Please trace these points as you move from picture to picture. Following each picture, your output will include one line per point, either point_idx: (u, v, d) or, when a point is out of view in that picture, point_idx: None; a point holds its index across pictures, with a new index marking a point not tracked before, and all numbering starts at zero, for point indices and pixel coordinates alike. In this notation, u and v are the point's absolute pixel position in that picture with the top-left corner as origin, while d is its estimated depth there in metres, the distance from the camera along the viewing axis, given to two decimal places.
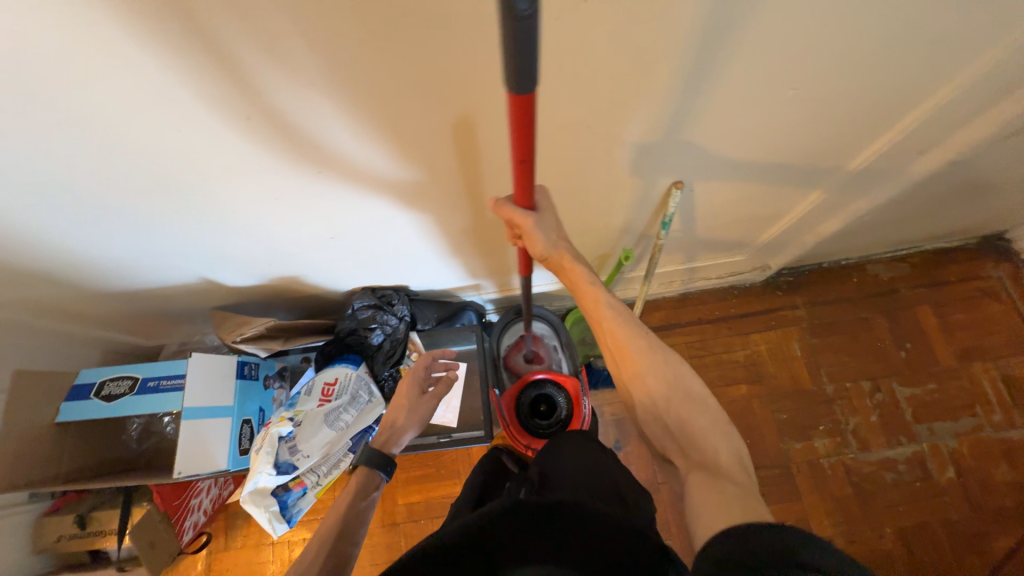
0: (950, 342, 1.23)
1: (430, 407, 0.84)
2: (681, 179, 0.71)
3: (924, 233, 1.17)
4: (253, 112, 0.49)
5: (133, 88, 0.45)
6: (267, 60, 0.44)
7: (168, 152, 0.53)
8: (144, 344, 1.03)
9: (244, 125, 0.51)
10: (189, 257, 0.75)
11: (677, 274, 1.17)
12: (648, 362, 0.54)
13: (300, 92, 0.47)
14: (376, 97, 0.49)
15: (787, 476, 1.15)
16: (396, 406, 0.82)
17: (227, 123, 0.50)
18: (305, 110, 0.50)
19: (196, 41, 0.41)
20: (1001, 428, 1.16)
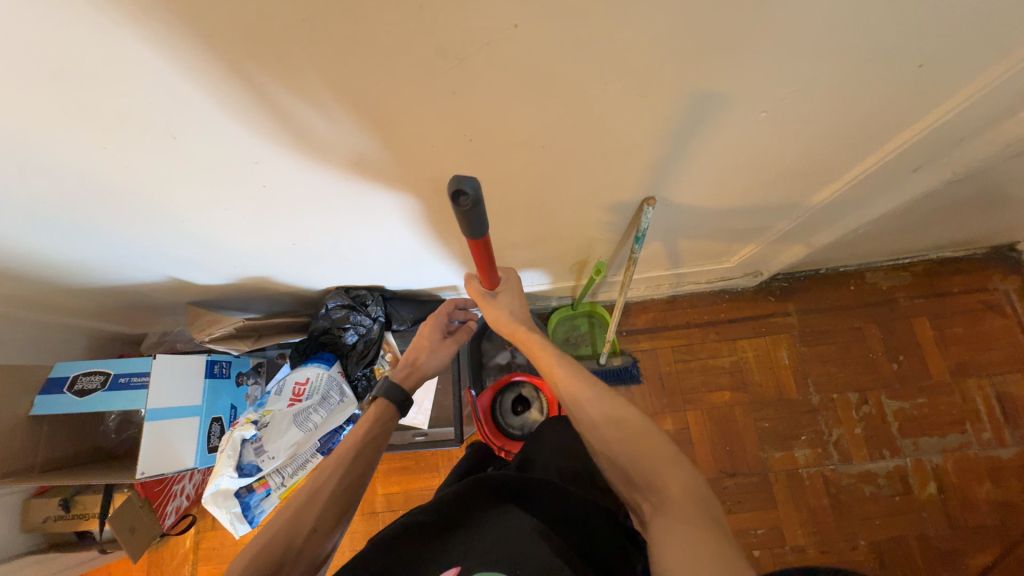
0: (945, 356, 1.19)
1: (449, 349, 0.83)
2: (654, 194, 0.68)
3: (928, 242, 1.11)
4: (180, 132, 0.47)
5: (42, 109, 0.42)
6: (183, 81, 0.40)
7: (100, 169, 0.51)
8: (131, 334, 1.04)
9: (174, 144, 0.48)
10: (152, 260, 0.74)
11: (665, 278, 1.13)
12: (592, 395, 0.52)
13: (232, 112, 0.45)
14: (313, 118, 0.46)
15: (765, 484, 1.14)
16: (416, 346, 0.80)
17: (157, 143, 0.48)
18: (239, 130, 0.47)
19: (98, 66, 0.38)
20: (989, 446, 1.13)
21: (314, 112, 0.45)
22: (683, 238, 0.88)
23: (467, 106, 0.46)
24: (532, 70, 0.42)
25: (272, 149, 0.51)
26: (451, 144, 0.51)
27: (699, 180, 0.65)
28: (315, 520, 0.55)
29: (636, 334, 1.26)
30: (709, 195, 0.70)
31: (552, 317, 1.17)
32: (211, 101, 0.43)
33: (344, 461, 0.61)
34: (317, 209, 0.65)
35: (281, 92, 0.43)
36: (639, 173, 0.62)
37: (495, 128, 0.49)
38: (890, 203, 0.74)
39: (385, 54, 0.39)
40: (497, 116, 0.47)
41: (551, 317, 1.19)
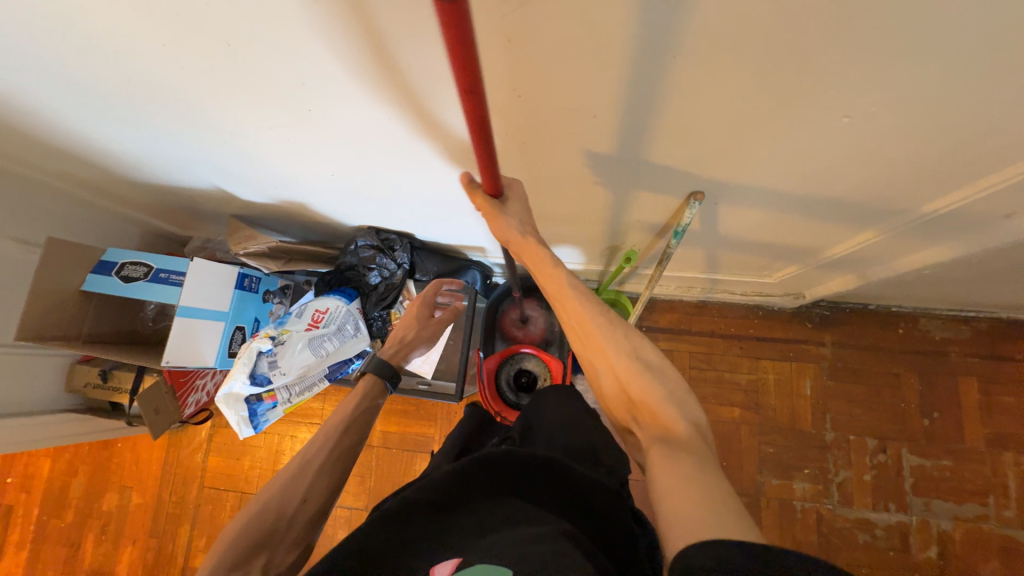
0: (986, 424, 1.10)
1: (433, 327, 0.88)
2: (703, 190, 0.63)
3: (1003, 299, 1.00)
4: (234, 39, 0.47)
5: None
6: None
7: (155, 61, 0.52)
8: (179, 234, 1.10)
9: (226, 49, 0.49)
10: (201, 167, 0.77)
11: (698, 281, 1.08)
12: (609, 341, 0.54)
13: (285, 24, 0.44)
14: (366, 43, 0.45)
15: (754, 507, 1.12)
16: (406, 324, 0.84)
17: (215, 50, 0.49)
18: (290, 47, 0.47)
19: None
20: (1009, 525, 1.05)
21: (366, 36, 0.44)
22: (726, 243, 0.83)
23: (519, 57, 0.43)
24: (595, 26, 0.38)
25: (320, 72, 0.50)
26: (498, 97, 0.49)
27: (756, 182, 0.60)
28: (306, 490, 0.58)
29: (656, 333, 1.22)
30: (764, 201, 0.65)
31: None
32: (267, 8, 0.43)
33: (332, 430, 0.64)
34: (360, 145, 0.64)
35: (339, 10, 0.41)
36: (695, 163, 0.58)
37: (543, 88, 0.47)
38: (968, 247, 0.67)
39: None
40: (550, 74, 0.44)
41: None
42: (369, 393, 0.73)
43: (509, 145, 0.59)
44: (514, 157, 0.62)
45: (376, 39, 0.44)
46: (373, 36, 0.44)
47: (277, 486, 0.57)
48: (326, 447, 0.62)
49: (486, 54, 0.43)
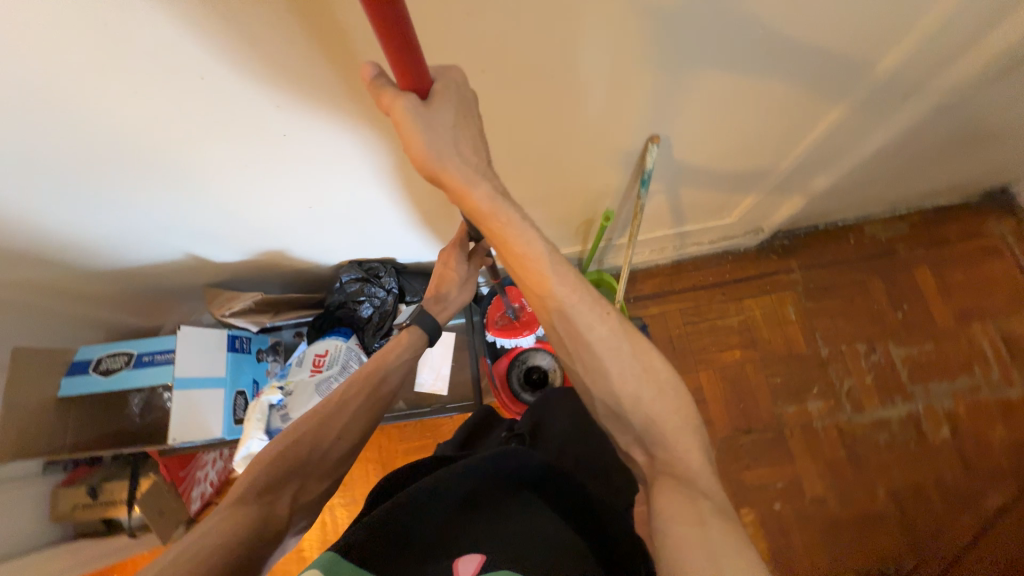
0: (948, 303, 1.21)
1: (476, 283, 0.80)
2: (658, 134, 0.71)
3: (922, 188, 1.14)
4: (210, 71, 0.49)
5: (71, 44, 0.44)
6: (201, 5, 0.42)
7: (121, 114, 0.52)
8: (143, 327, 1.02)
9: (198, 83, 0.50)
10: (170, 234, 0.76)
11: (669, 240, 1.15)
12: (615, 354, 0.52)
13: (261, 45, 0.47)
14: (338, 50, 0.48)
15: (782, 440, 1.15)
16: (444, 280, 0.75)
17: (191, 86, 0.50)
18: (268, 69, 0.50)
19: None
20: (999, 386, 1.14)
21: (337, 42, 0.48)
22: (685, 189, 0.91)
23: (477, 29, 0.48)
24: None
25: (299, 90, 0.53)
26: (463, 78, 0.54)
27: (699, 112, 0.68)
28: (340, 430, 0.58)
29: (645, 301, 1.28)
30: (709, 132, 0.73)
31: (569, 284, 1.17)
32: (244, 31, 0.45)
33: (372, 384, 0.63)
34: (336, 167, 0.66)
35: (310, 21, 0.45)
36: (644, 105, 0.64)
37: (503, 55, 0.52)
38: (882, 135, 0.78)
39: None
40: (507, 42, 0.50)
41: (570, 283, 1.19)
42: (411, 345, 0.69)
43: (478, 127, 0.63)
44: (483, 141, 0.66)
45: (346, 43, 0.48)
46: (345, 40, 0.47)
47: (315, 415, 0.57)
48: (360, 399, 0.61)
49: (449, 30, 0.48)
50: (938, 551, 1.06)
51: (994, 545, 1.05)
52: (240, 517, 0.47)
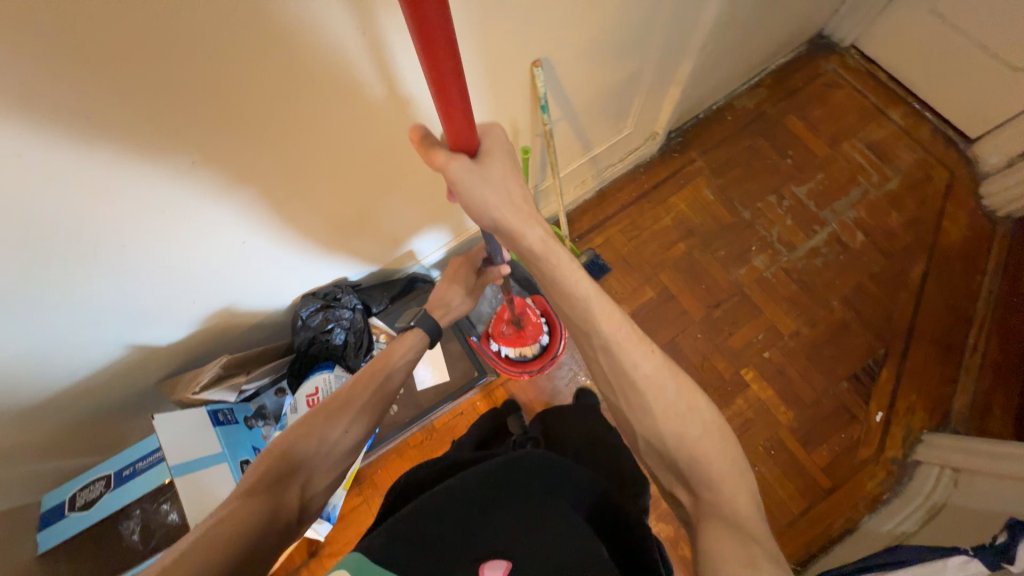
0: (819, 136, 1.41)
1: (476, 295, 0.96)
2: (538, 58, 0.77)
3: (761, 51, 1.33)
4: (91, 111, 0.46)
5: None
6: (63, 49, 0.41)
7: (12, 200, 0.49)
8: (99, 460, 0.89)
9: (84, 137, 0.48)
10: (104, 328, 0.70)
11: (585, 169, 1.23)
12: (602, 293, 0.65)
13: (139, 71, 0.46)
14: (217, 52, 0.48)
15: (745, 299, 1.29)
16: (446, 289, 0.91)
17: (74, 136, 0.47)
18: (152, 96, 0.48)
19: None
20: (881, 184, 1.35)
21: (216, 44, 0.47)
22: (581, 110, 0.99)
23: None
24: None
25: (190, 109, 0.52)
26: (350, 47, 0.56)
27: (564, 32, 0.75)
28: (347, 423, 0.65)
29: (588, 235, 1.36)
30: (579, 48, 0.81)
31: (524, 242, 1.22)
32: (115, 61, 0.44)
33: (378, 381, 0.72)
34: (254, 188, 0.66)
35: (181, 30, 0.44)
36: (517, 38, 0.70)
37: (381, 16, 0.55)
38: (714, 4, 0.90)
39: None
40: (375, 4, 0.53)
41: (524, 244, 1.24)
42: (413, 347, 0.81)
43: (378, 104, 0.66)
44: (387, 117, 0.69)
45: (225, 43, 0.48)
46: (223, 41, 0.47)
47: (321, 412, 0.65)
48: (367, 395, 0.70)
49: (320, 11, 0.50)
50: (894, 329, 1.25)
51: (928, 306, 1.25)
52: (253, 504, 0.51)
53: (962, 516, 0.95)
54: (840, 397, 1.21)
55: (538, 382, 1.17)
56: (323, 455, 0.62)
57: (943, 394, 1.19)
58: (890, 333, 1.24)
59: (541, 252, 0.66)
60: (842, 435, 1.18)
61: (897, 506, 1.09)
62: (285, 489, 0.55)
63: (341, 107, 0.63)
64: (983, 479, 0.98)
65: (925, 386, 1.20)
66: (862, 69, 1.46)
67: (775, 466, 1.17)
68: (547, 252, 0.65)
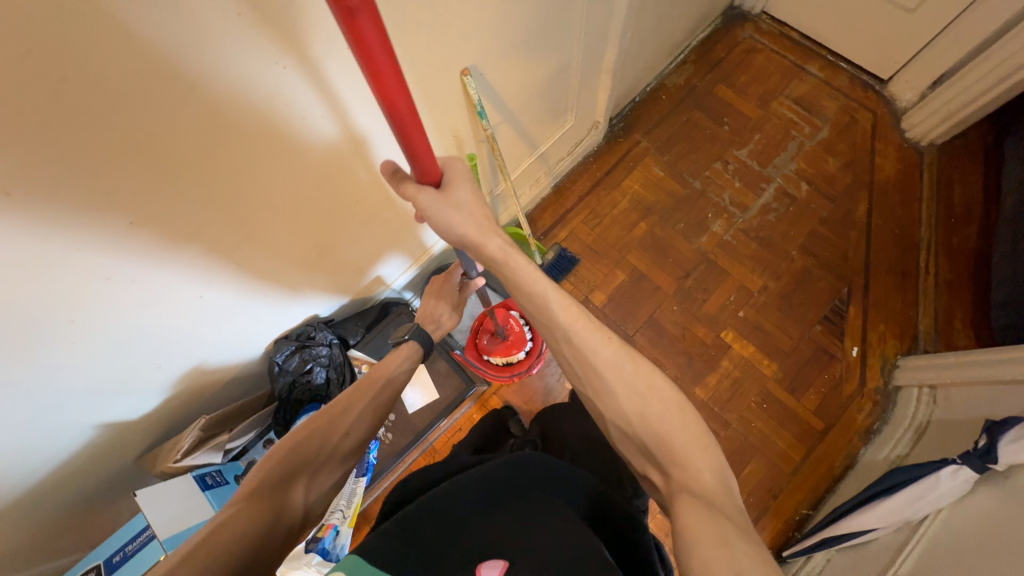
0: (749, 99, 1.48)
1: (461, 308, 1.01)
2: (466, 67, 0.79)
3: (679, 30, 1.39)
4: (13, 187, 0.45)
5: None
6: None
7: None
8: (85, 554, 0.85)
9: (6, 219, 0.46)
10: (67, 414, 0.67)
11: (536, 167, 1.26)
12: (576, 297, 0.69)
13: (56, 138, 0.44)
14: (136, 107, 0.47)
15: (711, 264, 1.34)
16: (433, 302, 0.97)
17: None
18: (75, 161, 0.47)
19: None
20: (813, 135, 1.43)
21: (134, 100, 0.47)
22: (518, 111, 1.01)
23: (262, 29, 0.51)
24: None
25: (118, 169, 0.50)
26: (272, 82, 0.56)
27: (485, 38, 0.77)
28: (347, 425, 0.71)
29: (552, 230, 1.38)
30: (503, 51, 0.83)
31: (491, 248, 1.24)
32: (25, 138, 0.43)
33: (374, 384, 0.79)
34: (200, 240, 0.65)
35: (93, 89, 0.44)
36: (440, 51, 0.71)
37: (299, 47, 0.55)
38: None
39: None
40: (289, 40, 0.53)
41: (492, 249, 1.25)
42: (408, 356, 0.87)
43: (313, 136, 0.66)
44: (325, 147, 0.69)
45: (142, 97, 0.47)
46: (138, 98, 0.47)
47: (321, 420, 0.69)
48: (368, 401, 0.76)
49: (231, 54, 0.50)
50: (852, 267, 1.31)
51: (878, 239, 1.32)
52: (254, 509, 0.54)
53: (946, 428, 1.01)
54: (816, 340, 1.26)
55: (528, 382, 1.18)
56: (327, 456, 0.67)
57: (909, 317, 1.25)
58: (850, 271, 1.31)
59: (501, 260, 0.71)
60: (825, 375, 1.23)
61: (888, 432, 1.14)
62: (283, 494, 0.58)
63: (275, 145, 0.62)
64: (957, 391, 1.05)
65: (890, 315, 1.26)
66: (776, 32, 1.55)
67: (770, 418, 1.21)
68: (505, 258, 0.71)
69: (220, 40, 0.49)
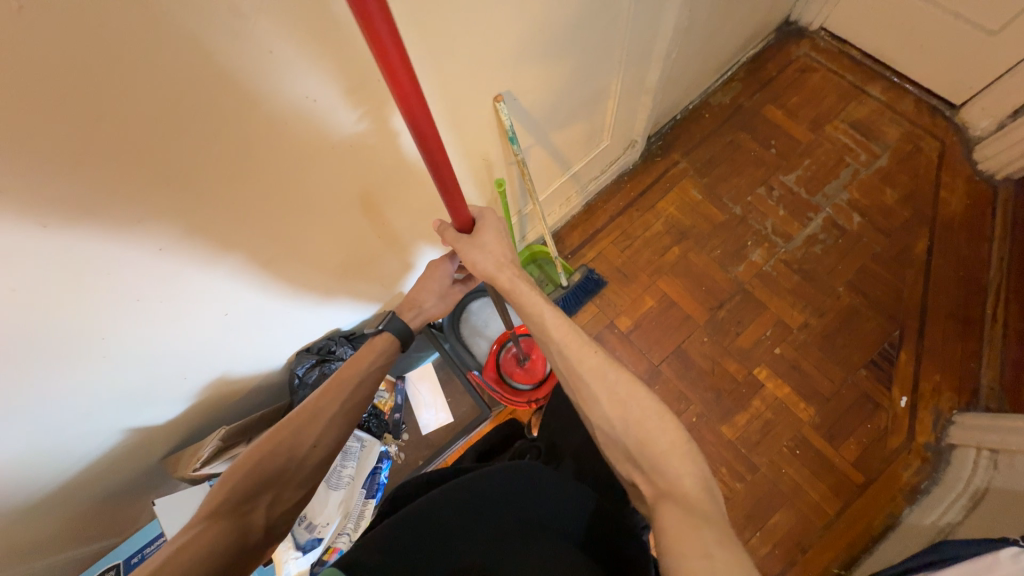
0: (800, 121, 1.39)
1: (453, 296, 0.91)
2: (499, 92, 0.77)
3: (728, 47, 1.33)
4: (48, 218, 0.46)
5: None
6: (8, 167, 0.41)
7: None
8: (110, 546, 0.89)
9: (46, 244, 0.48)
10: (100, 421, 0.70)
11: (568, 186, 1.23)
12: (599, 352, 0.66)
13: (90, 170, 0.46)
14: (176, 138, 0.49)
15: (746, 296, 1.27)
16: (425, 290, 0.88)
17: (32, 243, 0.47)
18: (108, 190, 0.48)
19: None
20: (870, 162, 1.33)
21: (161, 131, 0.47)
22: (552, 132, 0.98)
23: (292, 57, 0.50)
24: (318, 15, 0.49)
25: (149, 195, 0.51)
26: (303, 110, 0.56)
27: (521, 62, 0.75)
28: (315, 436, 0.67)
29: (580, 251, 1.35)
30: (539, 75, 0.81)
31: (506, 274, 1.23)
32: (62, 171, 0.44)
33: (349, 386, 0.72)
34: (228, 262, 0.66)
35: (126, 123, 0.45)
36: (473, 77, 0.70)
37: (329, 78, 0.55)
38: (671, 10, 0.90)
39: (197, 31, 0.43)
40: (319, 73, 0.54)
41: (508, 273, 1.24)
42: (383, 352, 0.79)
43: (345, 163, 0.66)
44: (354, 173, 0.69)
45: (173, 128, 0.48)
46: (177, 130, 0.48)
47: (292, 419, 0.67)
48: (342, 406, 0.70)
49: (265, 87, 0.51)
50: (906, 308, 1.20)
51: (938, 280, 1.22)
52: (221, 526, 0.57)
53: (1009, 499, 0.89)
54: (859, 385, 1.17)
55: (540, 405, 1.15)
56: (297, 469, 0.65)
57: (969, 369, 1.14)
58: (903, 313, 1.20)
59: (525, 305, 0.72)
60: (867, 426, 1.13)
61: (939, 496, 1.03)
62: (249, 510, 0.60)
63: (306, 172, 0.63)
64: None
65: (947, 364, 1.15)
66: (834, 50, 1.45)
67: (802, 467, 1.12)
68: (514, 287, 0.74)
69: (254, 74, 0.49)
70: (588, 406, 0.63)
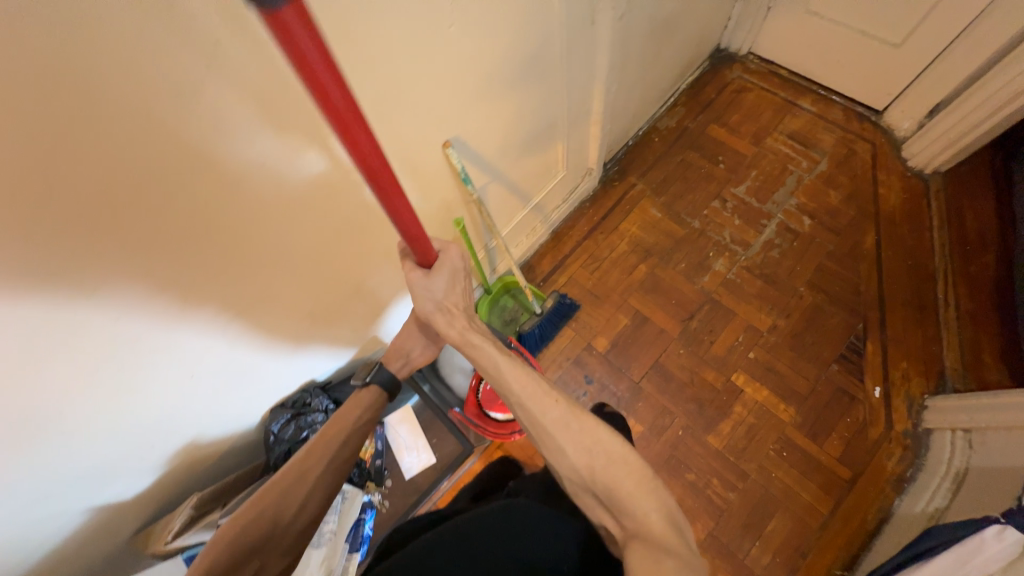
0: (743, 137, 1.49)
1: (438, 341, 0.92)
2: (448, 139, 0.81)
3: (667, 77, 1.43)
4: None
5: None
6: None
7: None
8: None
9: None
10: (62, 496, 0.68)
11: (532, 217, 1.28)
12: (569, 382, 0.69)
13: (34, 248, 0.46)
14: (128, 196, 0.50)
15: (714, 305, 1.31)
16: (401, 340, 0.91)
17: None
18: (58, 258, 0.49)
19: None
20: (812, 168, 1.42)
21: (111, 193, 0.48)
22: (507, 169, 1.03)
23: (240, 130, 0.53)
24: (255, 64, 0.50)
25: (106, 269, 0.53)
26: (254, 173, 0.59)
27: (466, 109, 0.80)
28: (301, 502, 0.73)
29: (551, 277, 1.38)
30: (485, 118, 0.86)
31: (483, 308, 1.25)
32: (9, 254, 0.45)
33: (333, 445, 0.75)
34: (189, 321, 0.66)
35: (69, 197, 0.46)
36: (421, 127, 0.74)
37: (277, 123, 0.56)
38: (603, 51, 0.97)
39: (136, 117, 0.45)
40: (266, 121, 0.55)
41: (484, 307, 1.26)
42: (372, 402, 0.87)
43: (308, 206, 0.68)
44: (316, 215, 0.71)
45: (126, 204, 0.50)
46: (129, 186, 0.49)
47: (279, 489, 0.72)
48: None
49: (217, 140, 0.52)
50: (866, 302, 1.25)
51: (890, 271, 1.28)
52: None
53: (986, 476, 0.92)
54: (833, 381, 1.19)
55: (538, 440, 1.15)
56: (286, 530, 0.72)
57: (933, 353, 1.18)
58: (863, 306, 1.25)
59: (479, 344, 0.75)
60: (846, 420, 1.15)
61: (923, 482, 1.05)
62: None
63: (264, 216, 0.64)
64: (995, 435, 0.96)
65: (911, 350, 1.19)
66: (764, 70, 1.57)
67: (790, 468, 1.13)
68: (465, 339, 0.76)
69: (203, 127, 0.50)
70: (553, 453, 0.66)
